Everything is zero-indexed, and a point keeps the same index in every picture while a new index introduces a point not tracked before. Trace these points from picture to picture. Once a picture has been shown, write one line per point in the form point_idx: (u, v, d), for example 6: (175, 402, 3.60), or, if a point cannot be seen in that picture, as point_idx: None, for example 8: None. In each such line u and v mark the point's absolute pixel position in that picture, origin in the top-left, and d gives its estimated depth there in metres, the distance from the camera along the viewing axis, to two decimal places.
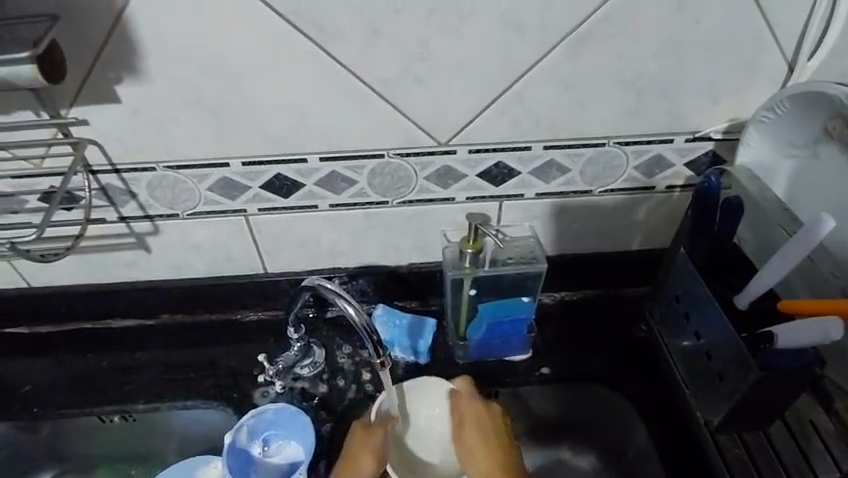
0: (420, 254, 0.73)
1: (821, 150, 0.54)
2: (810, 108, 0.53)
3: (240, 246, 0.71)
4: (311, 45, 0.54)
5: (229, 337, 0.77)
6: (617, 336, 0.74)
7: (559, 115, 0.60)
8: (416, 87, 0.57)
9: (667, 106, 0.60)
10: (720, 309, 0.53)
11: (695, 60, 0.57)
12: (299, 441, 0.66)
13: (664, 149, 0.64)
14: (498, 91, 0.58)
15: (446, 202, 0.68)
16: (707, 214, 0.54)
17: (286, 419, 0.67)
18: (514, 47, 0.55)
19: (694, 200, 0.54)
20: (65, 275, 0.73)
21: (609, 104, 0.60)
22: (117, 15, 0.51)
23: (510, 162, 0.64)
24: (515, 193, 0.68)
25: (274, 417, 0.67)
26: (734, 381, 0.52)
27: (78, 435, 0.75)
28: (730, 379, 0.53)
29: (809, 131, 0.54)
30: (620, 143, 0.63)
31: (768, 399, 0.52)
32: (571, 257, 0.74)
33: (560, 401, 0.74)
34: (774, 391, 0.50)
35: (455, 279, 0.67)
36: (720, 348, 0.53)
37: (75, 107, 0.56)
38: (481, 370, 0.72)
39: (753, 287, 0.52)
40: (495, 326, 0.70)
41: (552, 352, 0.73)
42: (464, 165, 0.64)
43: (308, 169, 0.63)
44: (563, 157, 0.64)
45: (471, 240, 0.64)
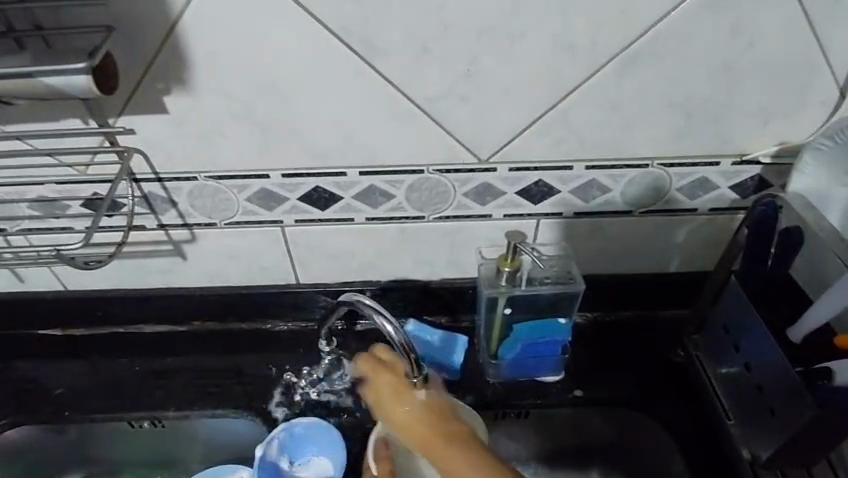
0: (453, 270, 0.73)
1: None
2: None
3: (275, 256, 0.71)
4: (357, 61, 0.54)
5: (259, 347, 0.77)
6: (654, 360, 0.72)
7: (603, 135, 0.59)
8: (459, 105, 0.57)
9: (716, 129, 0.59)
10: (767, 331, 0.52)
11: (747, 83, 0.56)
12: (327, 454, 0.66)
13: (709, 171, 0.63)
14: (543, 110, 0.57)
15: (482, 219, 0.67)
16: (766, 242, 0.53)
17: (314, 434, 0.66)
18: (562, 67, 0.55)
19: (754, 227, 0.53)
20: (101, 280, 0.74)
21: (655, 125, 0.59)
22: (169, 27, 0.52)
23: (551, 180, 0.63)
24: (554, 212, 0.67)
25: (300, 431, 0.66)
26: (788, 416, 0.50)
27: (107, 439, 0.75)
28: (783, 414, 0.51)
29: None
30: (664, 165, 0.62)
31: (824, 436, 0.50)
32: (607, 278, 0.73)
33: (594, 424, 0.72)
34: (832, 428, 0.48)
35: (490, 297, 0.66)
36: (773, 381, 0.51)
37: (123, 116, 0.57)
38: (512, 390, 0.71)
39: (807, 319, 0.51)
40: (529, 346, 0.68)
41: (587, 375, 0.72)
42: (503, 183, 0.63)
43: (347, 182, 0.63)
44: (605, 178, 0.63)
45: (508, 259, 0.63)
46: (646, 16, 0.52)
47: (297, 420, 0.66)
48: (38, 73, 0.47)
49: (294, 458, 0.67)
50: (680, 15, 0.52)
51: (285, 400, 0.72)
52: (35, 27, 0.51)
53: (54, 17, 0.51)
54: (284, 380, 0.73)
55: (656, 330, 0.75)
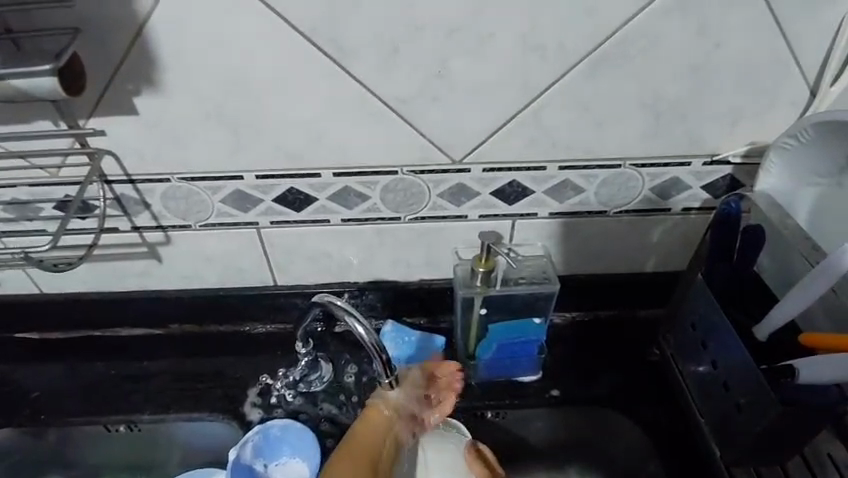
0: (431, 270, 0.73)
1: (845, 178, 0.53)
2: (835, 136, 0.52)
3: (251, 258, 0.71)
4: (328, 63, 0.54)
5: (237, 349, 0.77)
6: (630, 359, 0.73)
7: (575, 136, 0.60)
8: (431, 106, 0.57)
9: (686, 129, 0.60)
10: (737, 334, 0.52)
11: (716, 84, 0.57)
12: (301, 458, 0.66)
13: (682, 171, 0.63)
14: (514, 111, 0.58)
15: (458, 219, 0.67)
16: (729, 241, 0.53)
17: (288, 435, 0.66)
18: (532, 68, 0.55)
19: (717, 228, 0.53)
20: (77, 283, 0.74)
21: (627, 126, 0.59)
22: (138, 29, 0.52)
23: (525, 181, 0.63)
24: (529, 212, 0.67)
25: (274, 433, 0.66)
26: (754, 413, 0.51)
27: (83, 444, 0.75)
28: (750, 411, 0.51)
29: (833, 159, 0.53)
30: (636, 165, 0.63)
31: (790, 433, 0.50)
32: (584, 278, 0.74)
33: (569, 424, 0.72)
34: (797, 425, 0.49)
35: (466, 298, 0.66)
36: (740, 379, 0.52)
37: (94, 118, 0.57)
38: (489, 390, 0.71)
39: (773, 318, 0.51)
40: (505, 346, 0.69)
41: (563, 374, 0.72)
42: (478, 184, 0.64)
43: (321, 183, 0.63)
44: (579, 178, 0.64)
45: (483, 259, 0.64)
46: (614, 17, 0.52)
47: (271, 422, 0.66)
48: (3, 75, 0.47)
49: (267, 462, 0.66)
50: (648, 17, 0.52)
51: (261, 403, 0.71)
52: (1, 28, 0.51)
53: (20, 18, 0.50)
54: (262, 382, 0.73)
55: (633, 329, 0.75)
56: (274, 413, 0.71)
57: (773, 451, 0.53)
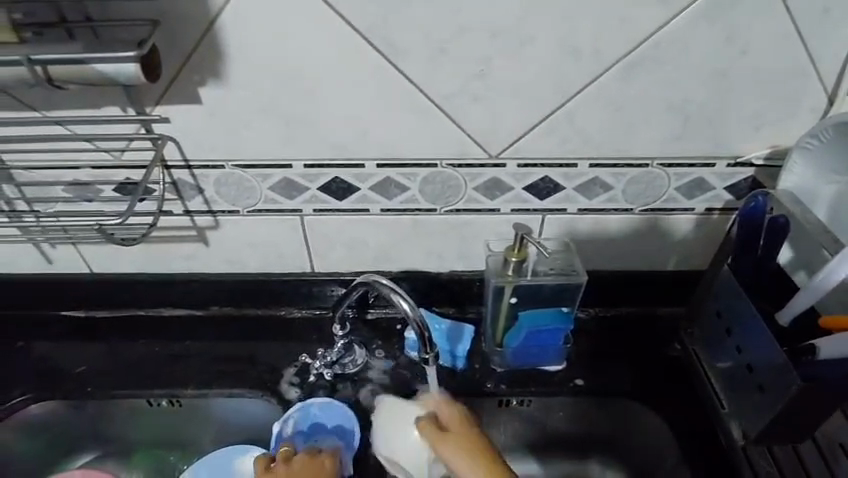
0: (461, 262, 0.77)
1: None
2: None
3: (292, 244, 0.75)
4: (380, 60, 0.58)
5: (273, 332, 0.80)
6: (651, 352, 0.76)
7: (607, 136, 0.64)
8: (473, 104, 0.61)
9: (712, 132, 0.63)
10: (762, 322, 0.55)
11: (741, 89, 0.60)
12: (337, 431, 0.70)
13: (706, 172, 0.67)
14: (550, 110, 0.62)
15: (491, 213, 0.71)
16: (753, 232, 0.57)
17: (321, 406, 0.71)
18: (569, 71, 0.59)
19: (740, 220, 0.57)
20: (125, 263, 0.78)
21: (655, 128, 0.63)
22: (209, 23, 0.56)
23: (556, 177, 0.67)
24: (559, 208, 0.70)
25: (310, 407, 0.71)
26: (775, 394, 0.54)
27: (123, 418, 0.78)
28: (772, 391, 0.54)
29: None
30: (663, 165, 0.66)
31: (809, 413, 0.53)
32: (608, 274, 0.77)
33: (590, 414, 0.75)
34: (817, 404, 0.52)
35: (497, 287, 0.69)
36: (763, 363, 0.55)
37: (159, 106, 0.61)
38: (514, 377, 0.74)
39: (792, 306, 0.54)
40: (533, 334, 0.72)
41: (587, 364, 0.75)
42: (511, 178, 0.67)
43: (365, 173, 0.67)
44: (608, 176, 0.67)
45: (516, 249, 0.66)
46: (647, 24, 0.56)
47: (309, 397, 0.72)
48: (89, 60, 0.51)
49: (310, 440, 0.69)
50: (679, 24, 0.56)
51: (298, 382, 0.75)
52: (84, 18, 0.55)
53: (104, 11, 0.55)
54: (299, 363, 0.77)
55: (653, 326, 0.78)
56: (309, 392, 0.74)
57: (791, 431, 0.56)
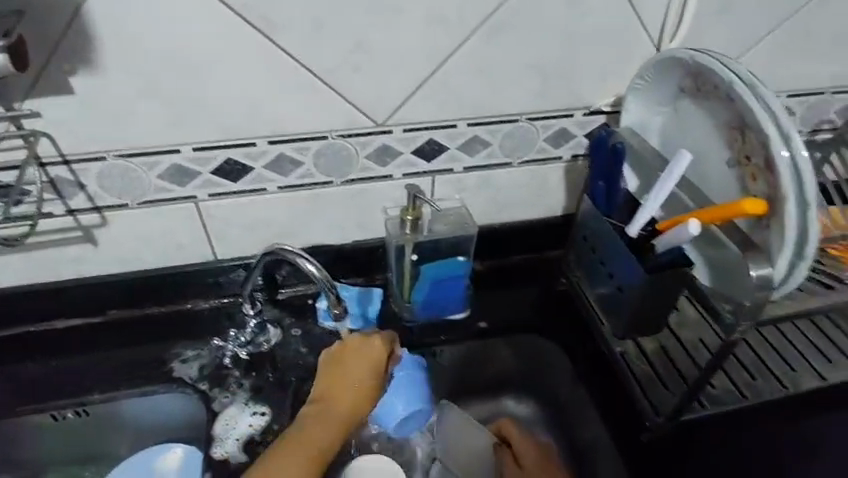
0: (363, 230, 0.80)
1: (680, 104, 0.69)
2: (667, 74, 0.67)
3: (190, 233, 0.74)
4: (260, 38, 0.60)
5: (181, 326, 0.79)
6: (543, 290, 0.85)
7: (480, 96, 0.70)
8: (355, 75, 0.65)
9: (567, 85, 0.72)
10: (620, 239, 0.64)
11: (586, 46, 0.69)
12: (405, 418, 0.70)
13: (567, 122, 0.76)
14: (426, 76, 0.67)
15: (385, 180, 0.75)
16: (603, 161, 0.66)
17: (419, 394, 0.70)
18: (439, 38, 0.64)
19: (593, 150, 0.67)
20: (6, 276, 0.73)
21: (519, 85, 0.71)
22: (76, 6, 0.55)
23: (440, 139, 0.73)
24: (446, 168, 0.76)
25: (414, 375, 0.71)
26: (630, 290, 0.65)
27: (26, 440, 0.73)
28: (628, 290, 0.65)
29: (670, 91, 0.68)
30: (530, 119, 0.74)
31: (657, 303, 0.64)
32: (498, 226, 0.84)
33: (501, 356, 0.82)
34: (660, 294, 0.63)
35: (398, 247, 0.75)
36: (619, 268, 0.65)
37: (29, 101, 0.59)
38: (427, 330, 0.80)
39: (637, 219, 0.62)
40: (436, 284, 0.77)
41: (490, 309, 0.82)
42: (399, 144, 0.72)
43: (257, 152, 0.68)
44: (486, 133, 0.74)
45: (410, 209, 0.71)
46: None
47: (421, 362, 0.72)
48: None
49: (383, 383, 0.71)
50: None
51: (212, 370, 0.74)
52: None
53: None
54: (212, 349, 0.76)
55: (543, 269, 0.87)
56: (227, 377, 0.74)
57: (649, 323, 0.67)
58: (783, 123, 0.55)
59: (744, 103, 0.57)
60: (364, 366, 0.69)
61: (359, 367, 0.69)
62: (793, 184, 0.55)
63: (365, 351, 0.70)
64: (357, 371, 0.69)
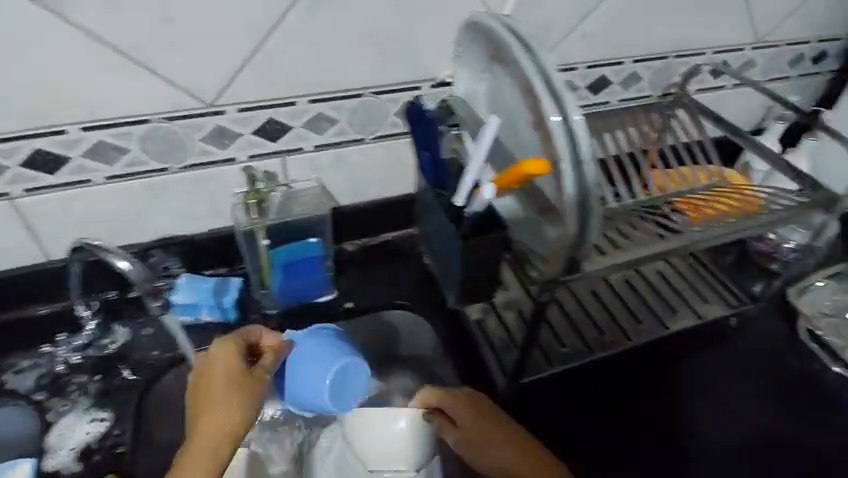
0: (215, 218, 0.77)
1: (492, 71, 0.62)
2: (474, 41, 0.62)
3: (11, 233, 0.68)
4: (45, 13, 0.55)
5: (14, 335, 0.72)
6: (412, 266, 0.85)
7: (315, 71, 0.68)
8: (169, 51, 0.61)
9: (408, 57, 0.70)
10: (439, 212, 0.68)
11: (421, 15, 0.68)
12: (335, 385, 0.61)
13: (416, 95, 0.75)
14: (250, 51, 0.64)
15: (228, 163, 0.71)
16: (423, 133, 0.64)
17: (334, 348, 0.62)
18: (257, 10, 0.61)
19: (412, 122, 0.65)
20: None
21: (356, 58, 0.68)
22: None
23: (281, 117, 0.70)
24: (295, 147, 0.74)
25: (317, 337, 0.63)
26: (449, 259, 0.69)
27: None
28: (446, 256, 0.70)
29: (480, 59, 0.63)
30: (376, 93, 0.73)
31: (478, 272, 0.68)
32: (362, 204, 0.83)
33: (367, 336, 0.82)
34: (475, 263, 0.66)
35: (247, 231, 0.72)
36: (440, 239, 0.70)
37: None
38: (292, 315, 0.78)
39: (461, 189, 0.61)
40: (291, 267, 0.74)
41: (356, 289, 0.82)
42: (236, 124, 0.68)
43: (71, 140, 0.63)
44: (330, 110, 0.72)
45: (252, 193, 0.69)
46: None
47: (330, 327, 0.65)
48: None
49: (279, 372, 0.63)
50: None
51: (51, 377, 0.69)
52: None
53: None
54: (41, 355, 0.71)
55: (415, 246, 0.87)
56: (68, 383, 0.69)
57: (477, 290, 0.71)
58: (554, 77, 0.52)
59: (517, 60, 0.54)
60: (220, 378, 0.57)
61: (209, 391, 0.56)
62: (567, 147, 0.51)
63: (218, 362, 0.58)
64: (213, 396, 0.56)
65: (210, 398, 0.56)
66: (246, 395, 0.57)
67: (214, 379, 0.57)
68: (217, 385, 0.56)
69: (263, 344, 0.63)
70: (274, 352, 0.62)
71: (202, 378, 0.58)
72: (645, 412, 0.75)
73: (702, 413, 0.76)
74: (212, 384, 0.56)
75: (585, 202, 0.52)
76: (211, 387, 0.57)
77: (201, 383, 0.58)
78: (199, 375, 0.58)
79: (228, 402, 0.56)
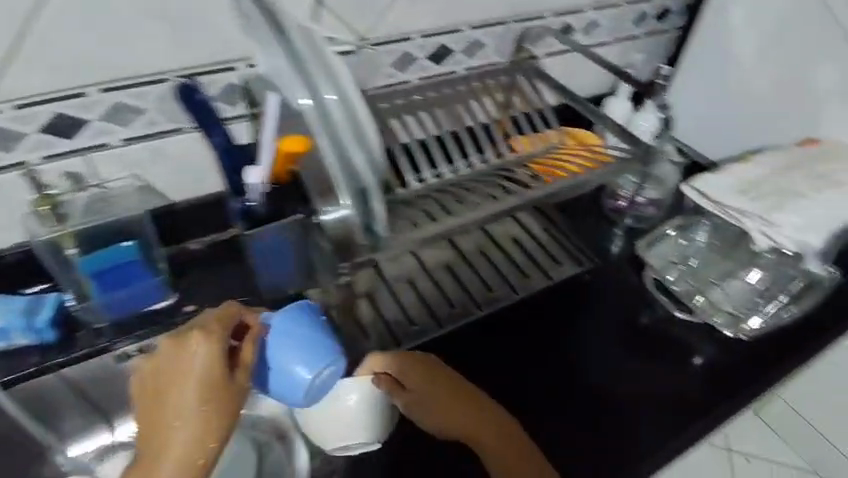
0: (21, 227, 0.69)
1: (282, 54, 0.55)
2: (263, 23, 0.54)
3: None
4: None
5: None
6: None
7: (99, 55, 0.61)
8: None
9: (211, 35, 0.65)
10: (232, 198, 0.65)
11: None
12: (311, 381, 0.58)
13: (231, 76, 0.69)
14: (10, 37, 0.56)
15: (18, 166, 0.64)
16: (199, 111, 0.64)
17: (306, 341, 0.58)
18: None
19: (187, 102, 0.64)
20: None
21: (148, 39, 0.62)
22: None
23: (71, 111, 0.63)
24: (98, 143, 0.67)
25: (301, 323, 0.59)
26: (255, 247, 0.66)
27: None
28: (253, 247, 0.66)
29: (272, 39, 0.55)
30: (183, 77, 0.66)
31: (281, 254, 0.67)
32: (199, 199, 0.78)
33: None
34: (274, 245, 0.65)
35: (46, 241, 0.65)
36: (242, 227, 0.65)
37: None
38: (126, 326, 0.72)
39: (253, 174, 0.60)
40: (104, 275, 0.68)
41: (203, 293, 0.76)
42: (16, 122, 0.61)
43: None
44: (131, 98, 0.65)
45: (42, 199, 0.65)
46: None
47: (308, 305, 0.62)
48: None
49: (260, 366, 0.58)
50: None
51: None
52: None
53: None
54: None
55: None
56: None
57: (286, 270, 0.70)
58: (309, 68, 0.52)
59: (307, 78, 0.52)
60: (210, 375, 0.53)
61: (171, 397, 0.53)
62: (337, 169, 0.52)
63: (185, 362, 0.53)
64: (173, 405, 0.52)
65: (176, 399, 0.52)
66: (210, 408, 0.52)
67: (172, 379, 0.53)
68: (170, 384, 0.53)
69: (248, 323, 0.59)
70: (248, 346, 0.57)
71: (163, 371, 0.54)
72: (525, 378, 0.75)
73: (574, 377, 0.76)
74: (175, 381, 0.53)
75: (360, 184, 0.52)
76: (178, 388, 0.53)
77: (157, 376, 0.55)
78: (165, 368, 0.54)
79: (196, 415, 0.52)
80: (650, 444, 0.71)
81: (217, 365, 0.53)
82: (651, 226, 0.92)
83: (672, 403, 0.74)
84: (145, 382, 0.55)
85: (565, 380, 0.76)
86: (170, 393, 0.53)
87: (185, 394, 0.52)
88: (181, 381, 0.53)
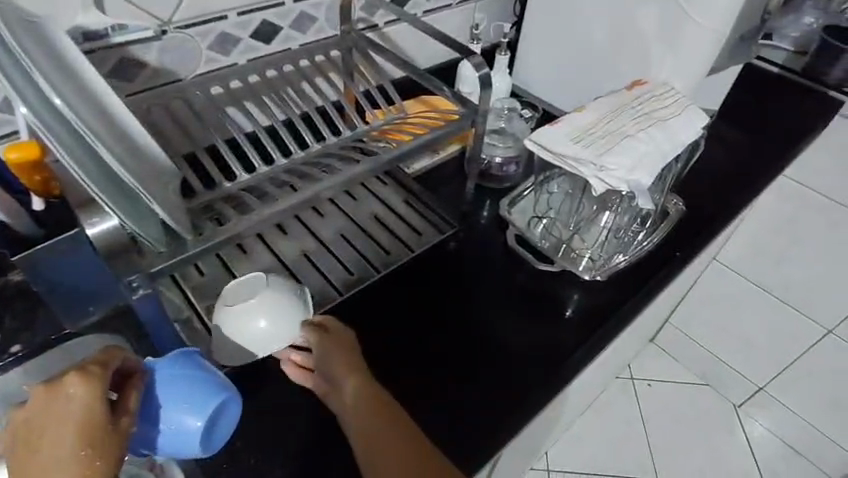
0: None
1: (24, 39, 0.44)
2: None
3: None
4: None
5: None
6: None
7: None
8: None
9: None
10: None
11: None
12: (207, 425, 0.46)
13: None
14: None
15: None
16: None
17: (203, 385, 0.47)
18: None
19: None
20: None
21: None
22: None
23: None
24: None
25: (190, 363, 0.48)
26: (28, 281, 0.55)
27: None
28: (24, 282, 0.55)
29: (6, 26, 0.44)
30: None
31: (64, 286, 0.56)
32: None
33: None
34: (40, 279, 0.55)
35: None
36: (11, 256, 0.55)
37: None
38: None
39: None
40: None
41: None
42: None
43: None
44: None
45: None
46: None
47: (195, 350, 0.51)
48: None
49: (144, 414, 0.45)
50: None
51: None
52: None
53: None
54: None
55: None
56: None
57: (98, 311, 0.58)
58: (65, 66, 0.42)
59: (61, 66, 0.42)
60: (88, 418, 0.37)
61: (38, 457, 0.36)
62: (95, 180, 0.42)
63: (61, 404, 0.38)
64: (38, 466, 0.36)
65: (46, 452, 0.36)
66: (94, 452, 0.37)
67: (39, 432, 0.37)
68: (44, 434, 0.37)
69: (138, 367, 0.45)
70: (133, 393, 0.43)
71: (28, 424, 0.38)
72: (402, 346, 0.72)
73: (447, 343, 0.73)
74: (46, 431, 0.37)
75: (117, 174, 0.43)
76: (50, 437, 0.37)
77: (21, 432, 0.38)
78: (32, 418, 0.38)
79: (71, 464, 0.35)
80: (524, 397, 0.69)
81: (92, 411, 0.38)
82: (512, 185, 0.94)
83: (545, 346, 0.75)
84: (6, 451, 0.38)
85: (443, 337, 0.74)
86: (38, 449, 0.36)
87: (62, 446, 0.36)
88: (55, 427, 0.37)
